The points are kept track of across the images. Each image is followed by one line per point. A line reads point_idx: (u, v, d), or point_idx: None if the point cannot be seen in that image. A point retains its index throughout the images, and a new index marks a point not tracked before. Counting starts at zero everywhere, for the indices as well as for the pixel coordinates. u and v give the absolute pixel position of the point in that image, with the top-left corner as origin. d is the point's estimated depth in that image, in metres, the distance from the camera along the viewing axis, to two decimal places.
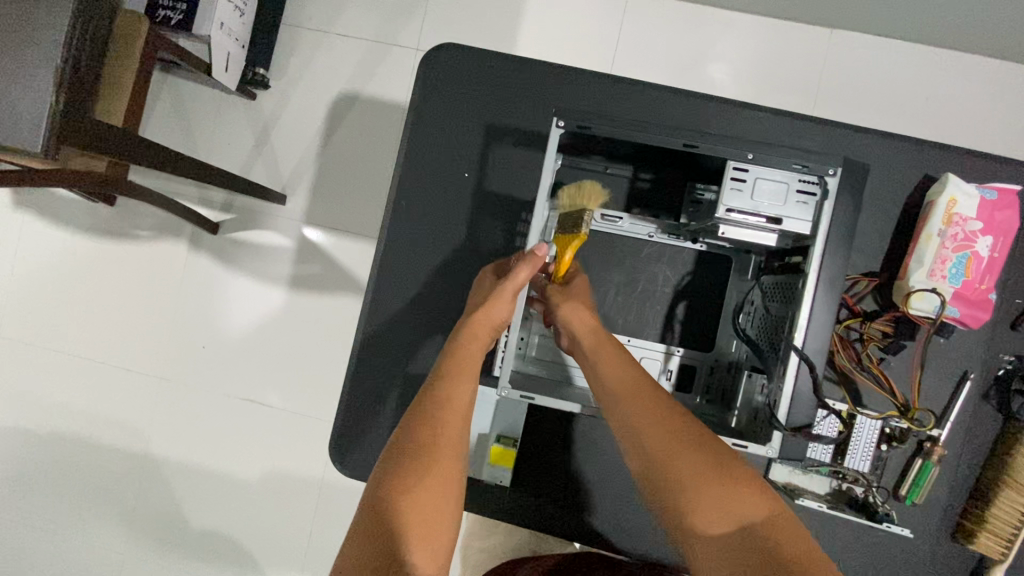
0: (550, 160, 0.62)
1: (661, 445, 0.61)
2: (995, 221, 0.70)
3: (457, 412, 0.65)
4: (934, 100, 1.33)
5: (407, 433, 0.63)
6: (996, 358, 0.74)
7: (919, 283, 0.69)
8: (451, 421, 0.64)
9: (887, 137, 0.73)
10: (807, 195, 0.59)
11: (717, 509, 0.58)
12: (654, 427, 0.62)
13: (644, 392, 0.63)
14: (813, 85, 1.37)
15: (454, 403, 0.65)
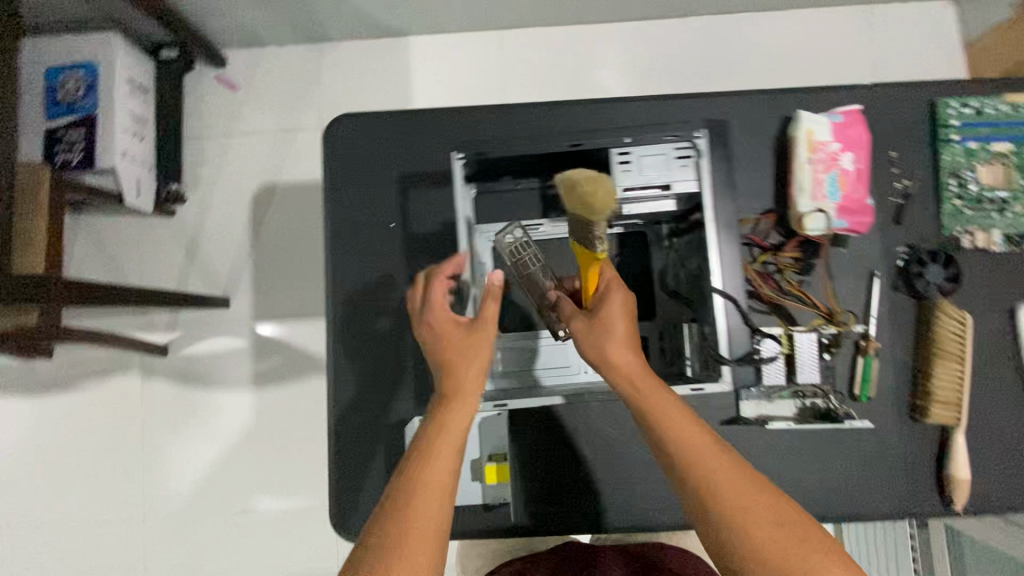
0: (461, 188, 0.76)
1: (689, 449, 0.57)
2: (850, 138, 0.80)
3: (453, 450, 0.60)
4: None
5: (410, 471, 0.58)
6: (892, 253, 0.83)
7: (806, 207, 0.79)
8: (448, 462, 0.59)
9: (740, 95, 0.84)
10: (685, 157, 0.68)
11: (750, 521, 0.53)
12: (681, 431, 0.59)
13: (665, 397, 0.61)
14: None
15: (449, 438, 0.61)
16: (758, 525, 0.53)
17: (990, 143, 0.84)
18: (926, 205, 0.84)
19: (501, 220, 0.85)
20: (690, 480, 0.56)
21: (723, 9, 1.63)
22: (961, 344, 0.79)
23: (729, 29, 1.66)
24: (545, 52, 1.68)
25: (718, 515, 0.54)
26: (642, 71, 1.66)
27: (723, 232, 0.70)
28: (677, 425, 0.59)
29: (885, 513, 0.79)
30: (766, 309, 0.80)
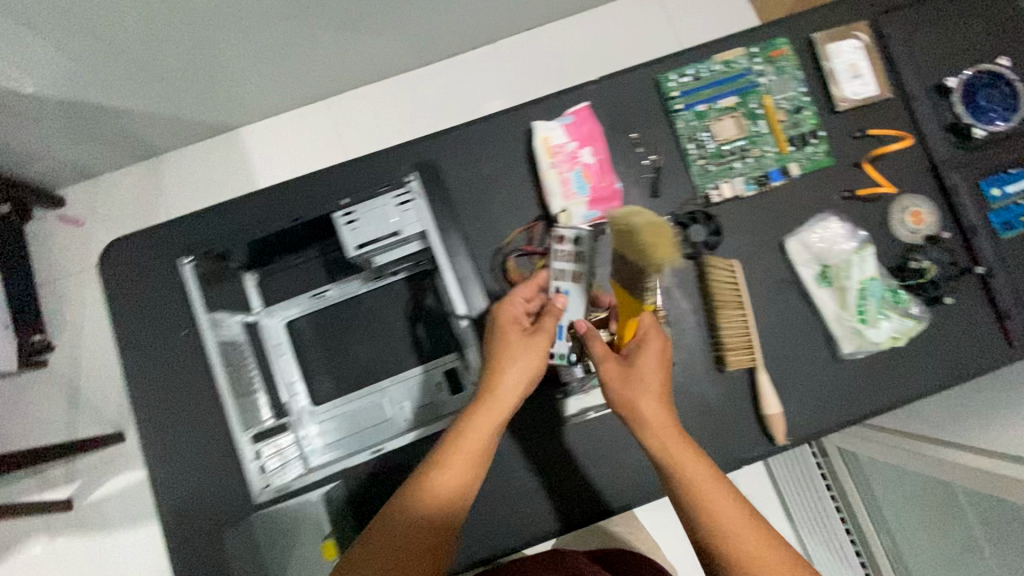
0: (190, 296, 0.74)
1: (698, 480, 0.63)
2: (584, 134, 0.87)
3: (456, 489, 0.65)
4: None
5: (421, 490, 0.63)
6: (660, 224, 0.89)
7: (559, 207, 0.85)
8: (455, 487, 0.64)
9: (481, 121, 0.89)
10: (404, 203, 0.70)
11: (742, 550, 0.59)
12: (689, 463, 0.65)
13: (676, 432, 0.67)
14: None
15: (462, 452, 0.65)
16: (745, 554, 0.59)
17: (716, 101, 0.89)
18: (677, 172, 0.90)
19: (291, 296, 0.86)
20: (693, 507, 0.63)
21: (525, 25, 1.71)
22: (737, 290, 0.85)
23: (537, 42, 1.75)
24: (374, 109, 1.73)
25: (710, 541, 0.61)
26: (469, 103, 1.74)
27: (452, 269, 0.71)
28: (686, 459, 0.65)
29: (719, 470, 0.83)
30: None
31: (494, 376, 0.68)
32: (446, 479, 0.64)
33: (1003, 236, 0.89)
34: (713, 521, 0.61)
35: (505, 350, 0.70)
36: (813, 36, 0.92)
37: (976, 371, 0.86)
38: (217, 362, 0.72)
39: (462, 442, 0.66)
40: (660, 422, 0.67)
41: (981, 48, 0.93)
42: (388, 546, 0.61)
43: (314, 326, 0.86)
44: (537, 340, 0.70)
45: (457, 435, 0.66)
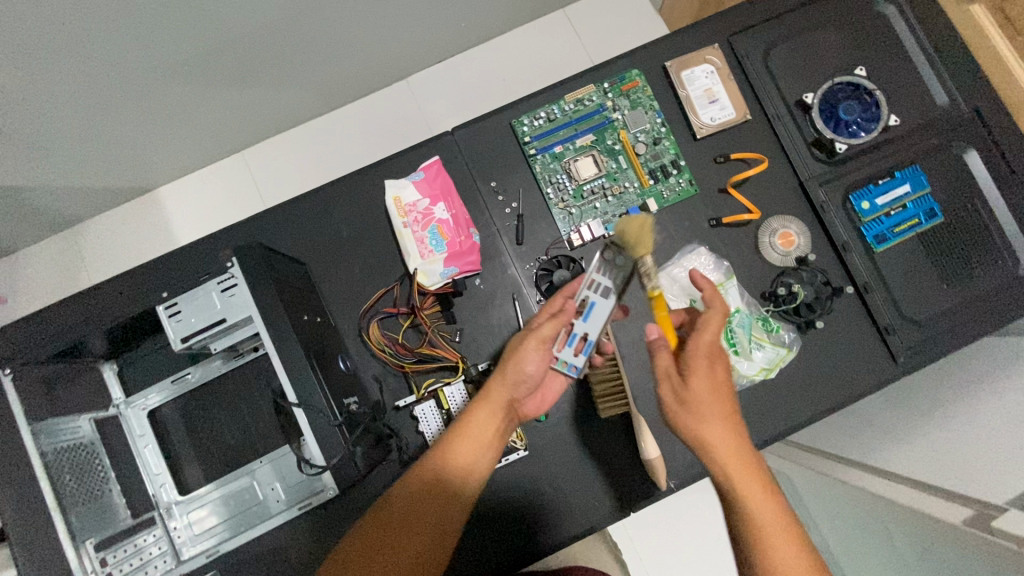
0: (13, 402, 0.69)
1: (740, 477, 0.60)
2: (437, 191, 0.86)
3: (456, 475, 0.67)
4: None
5: (423, 482, 0.66)
6: (526, 271, 0.88)
7: (417, 266, 0.84)
8: (443, 481, 0.66)
9: (335, 185, 0.87)
10: (229, 288, 0.69)
11: (772, 549, 0.57)
12: (732, 456, 0.61)
13: (723, 422, 0.63)
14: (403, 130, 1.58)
15: (455, 451, 0.68)
16: (777, 556, 0.57)
17: (571, 142, 0.88)
18: (540, 218, 0.89)
19: (153, 382, 0.85)
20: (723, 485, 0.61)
21: (434, 59, 1.70)
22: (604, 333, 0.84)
23: (449, 74, 1.74)
24: (290, 156, 1.72)
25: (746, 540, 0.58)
26: (385, 143, 1.73)
27: (279, 355, 0.67)
28: (730, 449, 0.62)
29: (602, 522, 0.83)
30: (407, 378, 0.83)
31: (516, 356, 0.73)
32: (447, 465, 0.67)
33: (876, 250, 0.87)
34: (752, 523, 0.59)
35: (517, 358, 0.73)
36: (666, 65, 0.91)
37: (858, 392, 0.84)
38: (43, 475, 0.67)
39: (465, 431, 0.69)
40: (708, 413, 0.63)
41: (839, 61, 0.92)
42: (370, 547, 0.62)
43: (180, 412, 0.84)
44: (542, 340, 0.73)
45: (467, 421, 0.70)
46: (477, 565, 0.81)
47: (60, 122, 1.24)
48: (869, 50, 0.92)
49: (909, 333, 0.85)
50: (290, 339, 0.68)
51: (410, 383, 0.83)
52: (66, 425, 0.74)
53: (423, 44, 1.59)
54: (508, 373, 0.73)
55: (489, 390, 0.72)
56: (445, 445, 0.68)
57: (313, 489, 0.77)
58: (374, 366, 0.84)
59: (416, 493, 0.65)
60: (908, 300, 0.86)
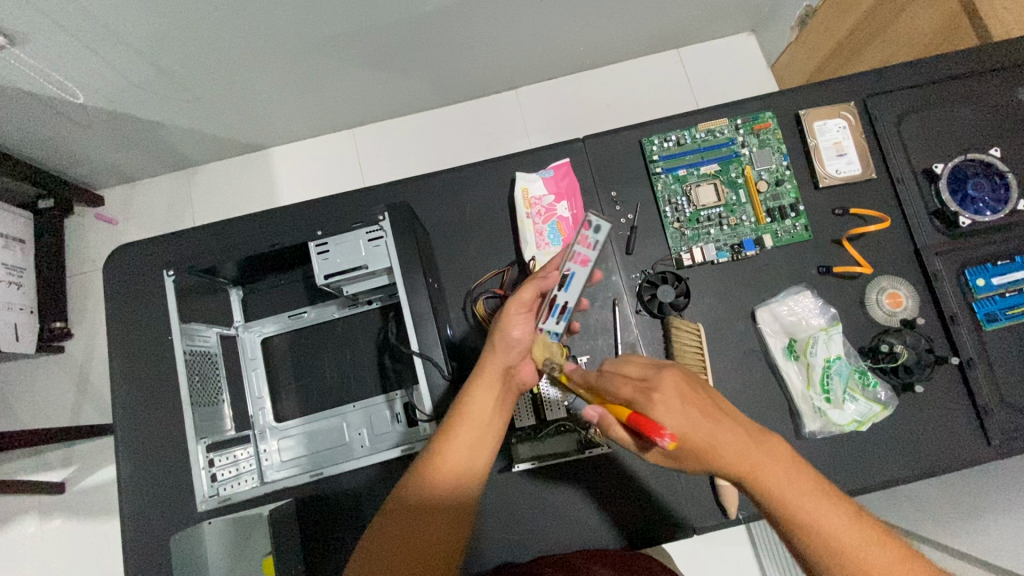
0: (171, 302, 0.76)
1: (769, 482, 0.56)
2: (563, 190, 0.91)
3: (460, 458, 0.63)
4: None
5: (432, 469, 0.63)
6: (631, 280, 0.91)
7: (532, 255, 0.88)
8: (447, 467, 0.63)
9: (468, 168, 0.94)
10: (377, 239, 0.75)
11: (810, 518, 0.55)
12: (738, 447, 0.57)
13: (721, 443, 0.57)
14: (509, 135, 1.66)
15: (455, 439, 0.64)
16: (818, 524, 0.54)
17: (697, 167, 0.92)
18: (653, 233, 0.92)
19: (269, 314, 0.91)
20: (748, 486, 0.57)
21: (547, 76, 1.78)
22: (700, 355, 0.86)
23: (557, 92, 1.82)
24: (396, 142, 1.82)
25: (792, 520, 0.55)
26: (486, 145, 1.81)
27: (410, 307, 0.73)
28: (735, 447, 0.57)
29: (666, 538, 0.83)
30: None
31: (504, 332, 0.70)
32: (450, 451, 0.63)
33: (986, 328, 0.86)
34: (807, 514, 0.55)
35: (504, 326, 0.70)
36: (800, 112, 0.94)
37: (947, 466, 0.83)
38: (184, 373, 0.74)
39: (465, 415, 0.65)
40: (711, 439, 0.57)
41: (973, 138, 0.93)
42: (393, 546, 0.59)
43: (289, 345, 0.90)
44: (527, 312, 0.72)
45: (461, 403, 0.66)
46: (533, 547, 0.83)
47: (217, 75, 1.37)
48: (1005, 133, 0.93)
49: (1010, 418, 0.83)
50: (422, 294, 0.73)
51: None
52: (203, 332, 0.81)
53: (541, 60, 1.68)
54: (498, 348, 0.70)
55: (484, 372, 0.69)
56: (446, 429, 0.65)
57: (402, 440, 0.82)
58: (474, 340, 0.87)
59: (418, 492, 0.61)
60: (1013, 385, 0.84)
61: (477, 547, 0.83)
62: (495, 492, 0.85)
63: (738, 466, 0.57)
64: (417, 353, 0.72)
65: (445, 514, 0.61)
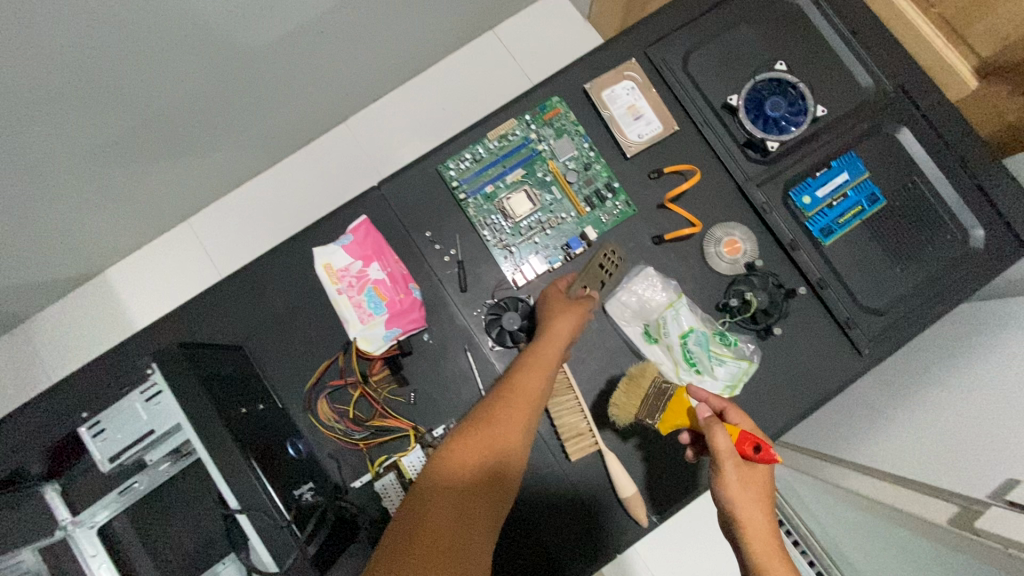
0: None
1: (756, 535, 0.60)
2: (369, 251, 0.83)
3: (519, 428, 0.63)
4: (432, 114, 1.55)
5: (490, 434, 0.61)
6: (474, 318, 0.85)
7: (357, 333, 0.81)
8: (508, 430, 0.63)
9: (262, 261, 0.84)
10: (154, 396, 0.65)
11: (768, 567, 0.58)
12: (754, 519, 0.60)
13: (757, 481, 0.62)
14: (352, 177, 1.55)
15: (518, 407, 0.64)
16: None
17: (501, 179, 0.86)
18: (481, 261, 0.86)
19: (97, 497, 0.78)
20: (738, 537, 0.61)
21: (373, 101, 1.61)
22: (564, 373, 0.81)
23: (388, 113, 1.63)
24: (232, 222, 1.59)
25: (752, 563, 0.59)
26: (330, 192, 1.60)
27: (208, 458, 0.62)
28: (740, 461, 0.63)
29: (590, 565, 0.79)
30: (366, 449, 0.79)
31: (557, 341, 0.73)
32: (513, 417, 0.64)
33: (824, 244, 0.85)
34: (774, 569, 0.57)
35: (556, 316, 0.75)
36: (586, 87, 0.89)
37: (828, 392, 0.82)
38: None
39: (522, 395, 0.66)
40: (745, 479, 0.62)
41: (759, 57, 0.90)
42: (442, 502, 0.55)
43: (132, 522, 0.79)
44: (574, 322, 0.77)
45: (516, 378, 0.68)
46: None
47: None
48: (788, 42, 0.91)
49: (870, 322, 0.83)
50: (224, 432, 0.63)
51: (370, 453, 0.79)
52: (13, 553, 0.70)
53: (354, 87, 1.49)
54: (552, 337, 0.73)
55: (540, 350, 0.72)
56: (503, 399, 0.65)
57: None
58: (328, 443, 0.79)
59: (483, 444, 0.60)
60: (864, 289, 0.84)
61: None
62: None
63: (732, 504, 0.61)
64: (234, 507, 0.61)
65: (500, 481, 0.60)
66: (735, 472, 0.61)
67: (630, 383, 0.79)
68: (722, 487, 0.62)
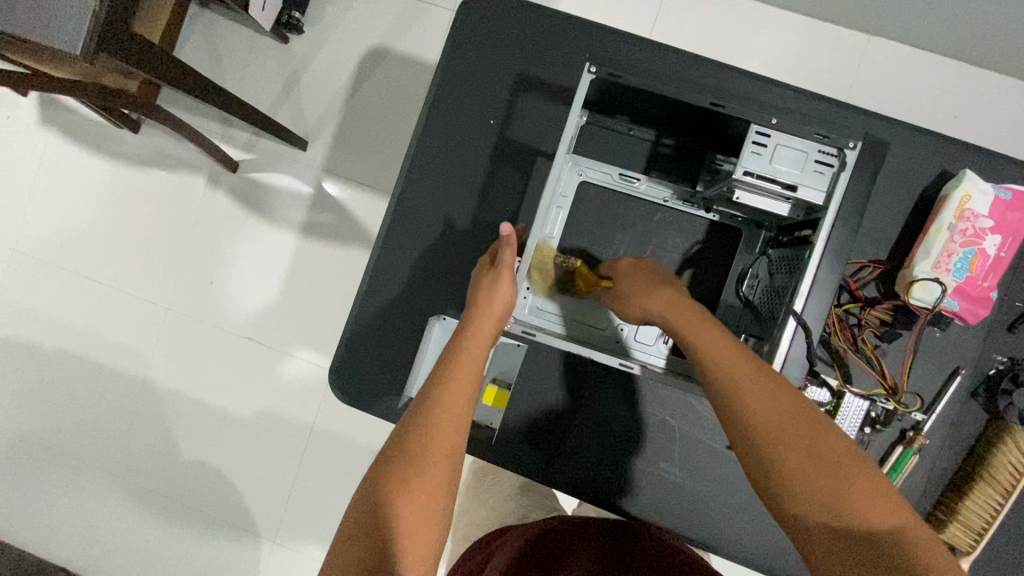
0: (576, 107, 0.65)
1: (781, 443, 0.55)
2: (1007, 222, 0.71)
3: (455, 413, 0.62)
4: (1000, 108, 1.24)
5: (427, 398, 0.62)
6: (988, 359, 0.76)
7: (923, 273, 0.70)
8: (447, 421, 0.61)
9: (909, 129, 0.74)
10: (824, 165, 0.60)
11: (807, 487, 0.53)
12: (781, 434, 0.55)
13: (781, 396, 0.57)
14: (866, 81, 1.26)
15: (450, 404, 0.62)
16: (809, 484, 0.53)
17: None
18: None
19: (598, 158, 0.79)
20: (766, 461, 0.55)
21: (996, 65, 1.19)
22: (1016, 479, 0.72)
23: (984, 84, 1.24)
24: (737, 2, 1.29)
25: (787, 494, 0.54)
26: (839, 81, 1.27)
27: (813, 262, 0.59)
28: (797, 465, 0.54)
29: None
30: (828, 358, 0.74)
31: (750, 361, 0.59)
32: (456, 399, 0.63)
33: None
34: (798, 476, 0.53)
35: (490, 292, 0.68)
36: None
37: None
38: (553, 180, 0.67)
39: (463, 371, 0.65)
40: (762, 405, 0.57)
41: None
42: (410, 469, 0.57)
43: (600, 200, 0.79)
44: (503, 302, 0.68)
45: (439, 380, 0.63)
46: (708, 528, 0.79)
47: None
48: None
49: None
50: (844, 265, 0.62)
51: (830, 366, 0.74)
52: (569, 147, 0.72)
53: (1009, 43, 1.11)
54: (477, 332, 0.67)
55: (474, 331, 0.67)
56: (444, 375, 0.64)
57: (656, 367, 0.74)
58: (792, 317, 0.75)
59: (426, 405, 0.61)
60: None
61: (662, 481, 0.80)
62: (710, 462, 0.80)
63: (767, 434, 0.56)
64: (798, 308, 0.60)
65: (447, 460, 0.59)
66: (733, 376, 0.59)
67: (989, 478, 0.73)
68: (740, 398, 0.58)
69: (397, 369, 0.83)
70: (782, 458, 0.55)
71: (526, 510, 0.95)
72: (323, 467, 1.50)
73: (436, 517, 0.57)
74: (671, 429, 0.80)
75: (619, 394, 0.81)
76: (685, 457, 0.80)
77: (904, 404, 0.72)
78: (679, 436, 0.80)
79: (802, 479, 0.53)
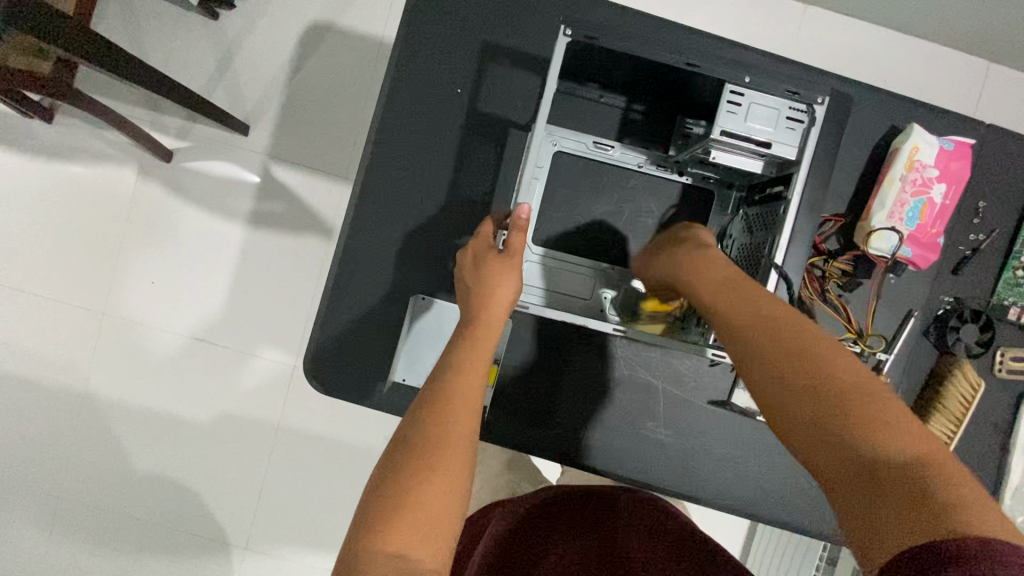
0: (553, 70, 0.63)
1: (774, 373, 0.49)
2: (951, 171, 0.76)
3: (468, 406, 0.58)
4: (924, 71, 1.32)
5: (434, 391, 0.59)
6: (938, 300, 0.82)
7: (879, 223, 0.75)
8: (462, 414, 0.57)
9: (861, 87, 0.78)
10: (796, 121, 0.62)
11: (799, 418, 0.47)
12: (773, 361, 0.50)
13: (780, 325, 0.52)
14: (806, 48, 1.32)
15: (463, 397, 0.58)
16: (801, 411, 0.47)
17: None
18: (985, 265, 0.83)
19: (571, 126, 0.78)
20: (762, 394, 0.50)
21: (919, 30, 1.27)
22: (965, 406, 0.78)
23: (907, 47, 1.32)
24: None
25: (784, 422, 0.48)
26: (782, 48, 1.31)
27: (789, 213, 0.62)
28: (789, 395, 0.48)
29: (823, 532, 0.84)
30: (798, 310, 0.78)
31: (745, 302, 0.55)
32: (467, 391, 0.59)
33: None
34: (793, 405, 0.47)
35: (494, 271, 0.67)
36: None
37: None
38: (534, 148, 0.66)
39: (469, 365, 0.61)
40: (758, 336, 0.52)
41: None
42: (421, 464, 0.53)
43: (575, 169, 0.79)
44: (509, 291, 0.66)
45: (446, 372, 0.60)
46: (695, 481, 0.82)
47: None
48: None
49: None
50: (816, 217, 0.65)
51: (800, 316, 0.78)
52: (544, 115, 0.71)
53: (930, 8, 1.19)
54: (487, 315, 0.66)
55: (481, 323, 0.65)
56: (453, 369, 0.61)
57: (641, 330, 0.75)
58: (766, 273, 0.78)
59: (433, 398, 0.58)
60: None
61: (650, 439, 0.82)
62: (694, 418, 0.83)
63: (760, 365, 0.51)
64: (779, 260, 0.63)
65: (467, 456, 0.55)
66: (734, 321, 0.55)
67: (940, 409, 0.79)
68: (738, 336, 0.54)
69: (377, 353, 0.80)
70: (774, 385, 0.49)
71: (519, 484, 0.96)
72: (293, 466, 1.44)
73: (454, 518, 0.52)
74: (656, 389, 0.82)
75: (604, 360, 0.82)
76: (670, 416, 0.82)
77: (869, 346, 0.77)
78: (663, 395, 0.82)
79: (795, 406, 0.47)
